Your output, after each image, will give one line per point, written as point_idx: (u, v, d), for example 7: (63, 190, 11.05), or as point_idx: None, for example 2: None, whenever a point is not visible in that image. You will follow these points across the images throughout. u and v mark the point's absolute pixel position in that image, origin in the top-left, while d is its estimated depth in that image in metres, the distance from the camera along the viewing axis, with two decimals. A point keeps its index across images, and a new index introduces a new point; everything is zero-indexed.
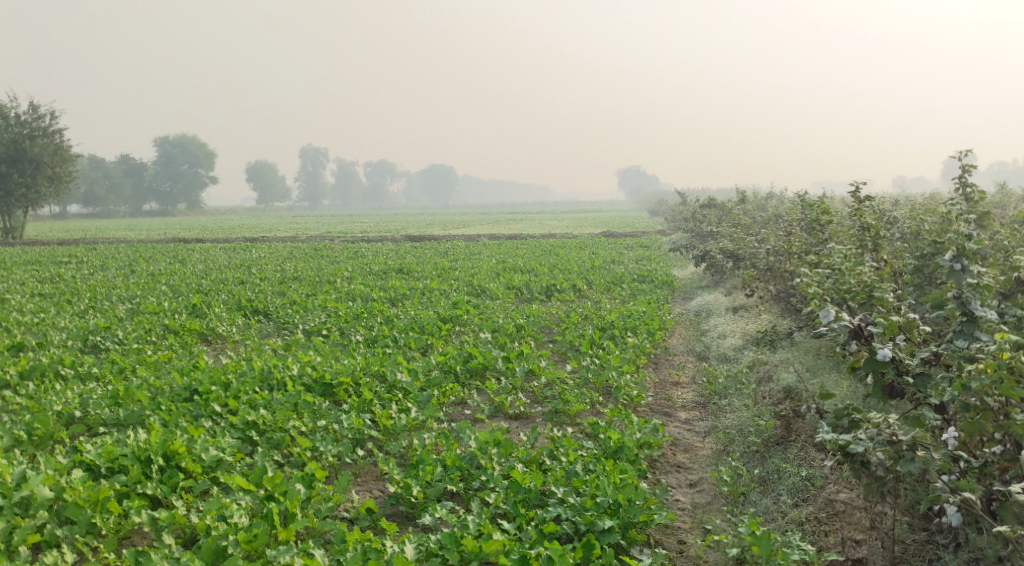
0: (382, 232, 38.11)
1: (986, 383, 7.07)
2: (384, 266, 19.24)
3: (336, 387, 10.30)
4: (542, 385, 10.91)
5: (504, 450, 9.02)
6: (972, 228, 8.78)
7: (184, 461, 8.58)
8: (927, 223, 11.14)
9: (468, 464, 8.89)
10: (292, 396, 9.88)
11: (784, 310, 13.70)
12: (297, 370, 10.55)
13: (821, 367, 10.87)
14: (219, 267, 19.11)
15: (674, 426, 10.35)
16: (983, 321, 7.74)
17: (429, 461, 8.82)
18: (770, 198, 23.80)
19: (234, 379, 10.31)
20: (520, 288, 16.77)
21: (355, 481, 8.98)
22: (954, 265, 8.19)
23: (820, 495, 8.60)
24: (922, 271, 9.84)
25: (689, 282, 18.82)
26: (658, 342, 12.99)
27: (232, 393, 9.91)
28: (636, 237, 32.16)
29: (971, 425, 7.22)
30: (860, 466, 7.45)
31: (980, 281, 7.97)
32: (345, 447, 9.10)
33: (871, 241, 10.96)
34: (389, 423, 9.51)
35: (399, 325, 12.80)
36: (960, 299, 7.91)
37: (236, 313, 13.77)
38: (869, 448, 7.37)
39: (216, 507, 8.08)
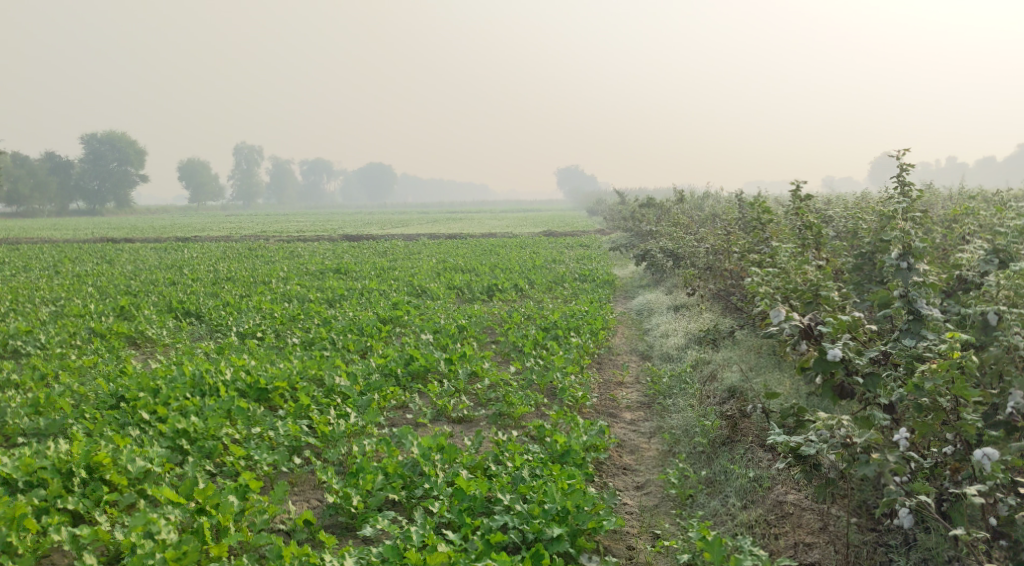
0: (319, 231, 37.71)
1: (940, 384, 7.12)
2: (321, 267, 19.00)
3: (271, 392, 10.09)
4: (485, 387, 10.82)
5: (448, 456, 8.93)
6: (913, 227, 8.87)
7: (108, 474, 8.34)
8: (867, 222, 11.30)
9: (411, 471, 8.76)
10: (226, 401, 9.62)
11: (725, 309, 13.83)
12: (230, 374, 10.30)
13: (763, 366, 10.97)
14: (149, 267, 18.69)
15: (620, 426, 10.39)
16: (930, 320, 7.76)
17: (370, 469, 8.67)
18: (707, 197, 24.07)
19: (163, 384, 10.00)
20: (461, 288, 16.68)
21: (293, 491, 8.82)
22: (900, 264, 8.27)
23: (769, 496, 8.62)
24: (863, 269, 9.96)
25: (629, 281, 18.92)
26: (600, 342, 13.00)
27: (162, 400, 9.62)
28: (574, 236, 32.32)
29: (923, 427, 7.32)
30: (811, 469, 7.72)
31: (925, 280, 8.02)
32: (283, 455, 8.92)
33: (813, 240, 11.06)
34: (328, 429, 9.33)
35: (338, 327, 12.61)
36: (906, 297, 7.84)
37: (168, 316, 13.43)
38: (822, 450, 7.43)
39: (142, 522, 7.80)
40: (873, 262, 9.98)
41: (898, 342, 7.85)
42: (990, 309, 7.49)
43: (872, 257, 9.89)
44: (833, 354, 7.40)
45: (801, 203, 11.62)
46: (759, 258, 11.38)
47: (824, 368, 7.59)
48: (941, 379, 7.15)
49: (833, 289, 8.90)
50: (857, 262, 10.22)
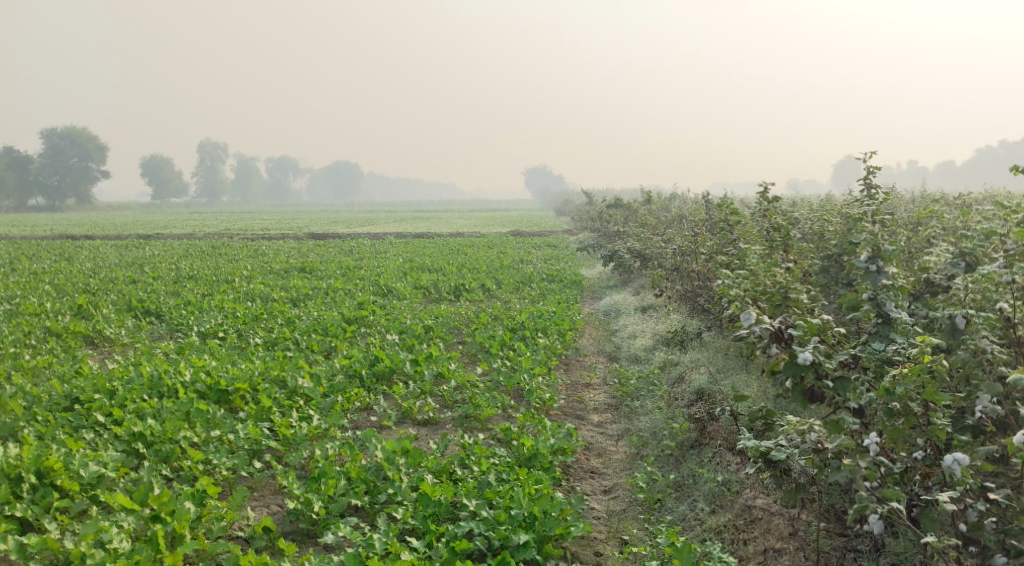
0: (284, 230, 37.43)
1: (910, 389, 7.16)
2: (286, 265, 18.82)
3: (232, 394, 9.92)
4: (451, 388, 10.76)
5: (413, 460, 8.86)
6: (881, 230, 8.91)
7: (58, 479, 8.17)
8: (833, 224, 11.36)
9: (374, 476, 8.67)
10: (185, 404, 9.45)
11: (691, 310, 13.86)
12: (190, 376, 10.14)
13: (731, 367, 11.01)
14: (109, 265, 18.41)
15: (587, 429, 10.37)
16: (899, 324, 7.91)
17: (332, 474, 8.56)
18: (674, 198, 24.17)
19: (120, 386, 9.83)
20: (428, 287, 16.60)
21: (252, 496, 8.69)
22: (869, 266, 8.12)
23: (737, 501, 8.61)
24: (830, 271, 10.01)
25: (597, 281, 18.93)
26: (568, 343, 12.97)
27: (117, 402, 9.45)
28: (541, 236, 32.33)
29: (895, 432, 7.31)
30: (780, 475, 7.73)
31: (894, 283, 8.01)
32: (242, 459, 8.80)
33: (781, 242, 11.09)
34: (290, 432, 9.24)
35: (302, 326, 12.48)
36: (875, 301, 8.02)
37: (127, 315, 13.22)
38: (792, 456, 7.52)
39: (92, 531, 7.66)
40: (841, 264, 10.03)
41: (867, 346, 7.93)
42: (958, 313, 7.55)
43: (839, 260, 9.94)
44: (804, 357, 7.25)
45: (770, 204, 11.66)
46: (727, 259, 11.40)
47: (795, 371, 7.38)
48: (912, 384, 7.19)
49: (802, 291, 8.91)
50: (824, 263, 10.27)
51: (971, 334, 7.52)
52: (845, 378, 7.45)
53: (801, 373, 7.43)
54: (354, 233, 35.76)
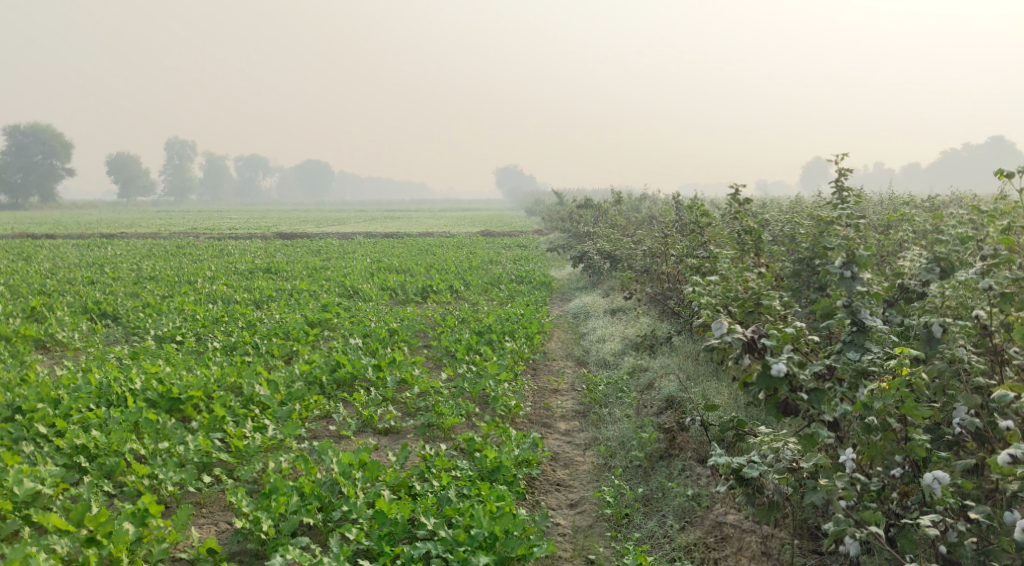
0: (252, 229, 37.09)
1: (890, 404, 7.07)
2: (250, 266, 18.60)
3: (184, 402, 9.71)
4: (415, 395, 10.61)
5: (369, 474, 8.67)
6: (853, 236, 8.82)
7: None
8: (803, 227, 11.30)
9: (329, 492, 8.44)
10: (133, 413, 9.21)
11: (661, 312, 13.80)
12: (141, 384, 9.90)
13: (701, 373, 10.93)
14: (67, 265, 18.11)
15: (554, 438, 10.26)
16: (874, 332, 7.75)
17: (284, 490, 8.33)
18: (643, 198, 24.14)
19: (65, 395, 9.59)
20: (395, 289, 16.43)
21: (200, 513, 8.52)
22: (844, 272, 8.03)
23: (707, 517, 8.53)
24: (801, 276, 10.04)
25: (566, 282, 18.84)
26: (535, 347, 12.86)
27: (62, 412, 9.23)
28: (512, 236, 32.22)
29: (870, 449, 7.29)
30: (753, 493, 7.63)
31: (869, 290, 7.95)
32: (190, 474, 8.58)
33: (753, 246, 11.01)
34: (241, 444, 9.02)
35: (263, 330, 12.26)
36: (849, 308, 7.92)
37: (83, 318, 12.96)
38: (764, 473, 7.46)
39: (21, 555, 7.40)
40: (813, 270, 10.04)
41: (842, 355, 7.76)
42: (935, 321, 7.47)
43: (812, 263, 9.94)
44: (778, 369, 7.13)
45: (740, 207, 11.59)
46: (696, 263, 11.30)
47: (768, 385, 7.28)
48: (891, 398, 7.10)
49: (774, 297, 8.82)
50: (795, 268, 10.20)
51: (947, 342, 7.50)
52: (819, 389, 7.33)
53: (774, 385, 7.30)
54: (322, 232, 35.48)
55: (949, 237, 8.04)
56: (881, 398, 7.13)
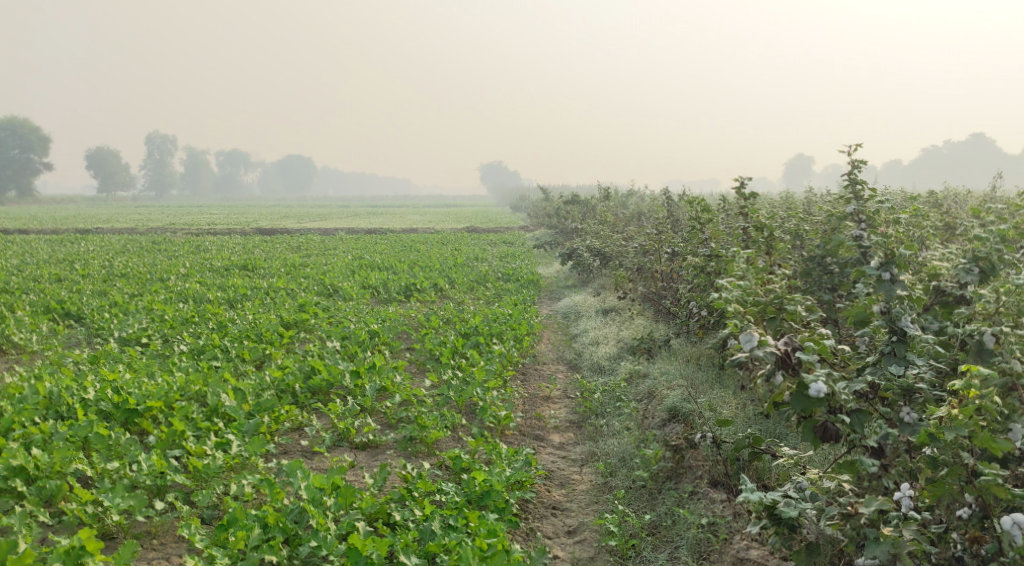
0: (232, 221, 36.78)
1: (963, 436, 6.56)
2: (227, 262, 18.25)
3: (141, 414, 9.32)
4: (396, 405, 10.31)
5: (343, 500, 8.30)
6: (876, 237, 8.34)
7: None
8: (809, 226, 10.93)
9: (295, 522, 8.06)
10: (83, 428, 8.85)
11: (656, 313, 13.49)
12: (94, 393, 9.50)
13: (706, 381, 10.59)
14: (37, 261, 17.81)
15: (547, 453, 9.95)
16: (917, 342, 7.36)
17: (244, 522, 7.98)
18: (631, 195, 23.87)
19: (11, 407, 9.15)
20: (377, 287, 16.07)
21: (152, 545, 8.10)
22: (882, 274, 7.76)
23: (727, 552, 8.11)
24: (812, 274, 10.04)
25: (554, 281, 18.52)
26: (525, 350, 12.54)
27: (5, 427, 8.81)
28: (497, 233, 31.86)
29: (939, 489, 6.82)
30: (789, 533, 7.08)
31: (909, 295, 7.62)
32: (139, 501, 8.17)
33: (765, 244, 10.58)
34: (201, 465, 8.60)
35: (233, 332, 11.85)
36: (889, 315, 7.52)
37: (44, 318, 12.56)
38: (801, 513, 6.98)
39: None
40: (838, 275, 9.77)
41: (883, 368, 7.41)
42: (987, 330, 7.08)
43: (842, 263, 9.80)
44: (816, 391, 6.76)
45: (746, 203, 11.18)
46: (700, 264, 10.89)
47: (805, 406, 6.89)
48: (964, 429, 6.62)
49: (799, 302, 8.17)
50: (806, 267, 10.17)
51: (1000, 353, 7.07)
52: (861, 411, 6.99)
53: (811, 407, 6.92)
54: (303, 228, 35.11)
55: (990, 235, 7.82)
56: (953, 429, 6.64)
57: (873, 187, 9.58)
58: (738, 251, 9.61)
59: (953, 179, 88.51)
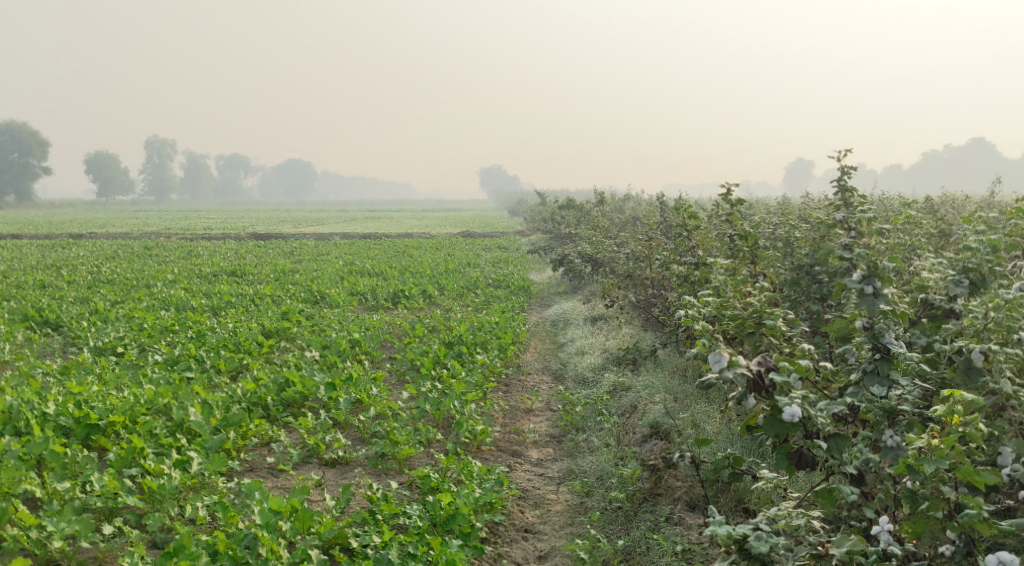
0: (230, 227, 36.67)
1: (944, 468, 6.45)
2: (217, 268, 18.16)
3: (103, 429, 9.22)
4: (370, 418, 10.19)
5: (300, 525, 8.15)
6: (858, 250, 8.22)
7: None
8: (797, 234, 10.80)
9: (246, 551, 7.88)
10: (37, 445, 8.63)
11: (644, 322, 13.39)
12: (55, 407, 9.35)
13: (689, 395, 10.47)
14: (26, 266, 17.72)
15: (524, 470, 9.80)
16: (901, 360, 7.13)
17: (191, 550, 7.76)
18: (628, 198, 23.84)
19: None
20: (366, 294, 15.97)
21: None
22: (865, 287, 7.54)
23: None
24: (799, 284, 9.94)
25: (546, 287, 18.40)
26: (509, 361, 12.45)
27: None
28: (493, 238, 31.72)
29: (918, 525, 6.66)
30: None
31: (894, 310, 7.40)
32: (85, 526, 7.99)
33: (750, 253, 10.46)
34: (155, 486, 8.42)
35: (211, 342, 11.73)
36: (872, 332, 7.29)
37: (21, 327, 12.45)
38: (772, 548, 6.57)
39: None
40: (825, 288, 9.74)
41: (864, 389, 7.13)
42: (976, 347, 6.94)
43: (830, 273, 9.63)
44: (790, 414, 6.65)
45: (732, 210, 11.05)
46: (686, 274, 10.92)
47: (778, 430, 6.80)
48: (944, 462, 6.49)
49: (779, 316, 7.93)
50: (793, 276, 10.12)
51: (989, 372, 6.96)
52: (839, 435, 6.83)
53: (784, 432, 6.82)
54: (299, 233, 34.95)
55: (980, 244, 7.69)
56: (933, 462, 6.50)
57: (862, 195, 9.45)
58: (720, 260, 9.47)
59: (953, 185, 88.39)
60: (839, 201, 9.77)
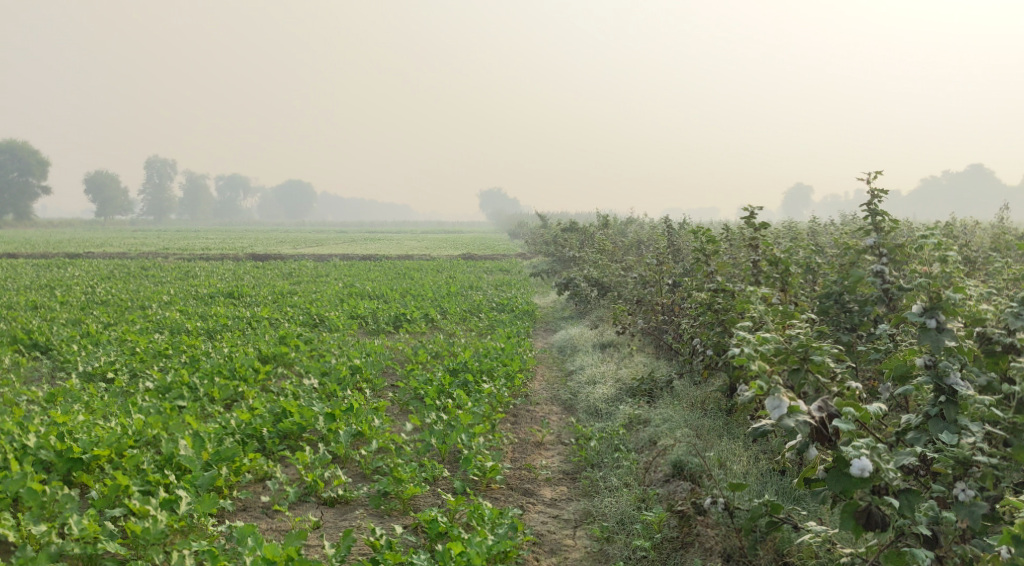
0: (225, 249, 36.56)
1: None
2: (213, 289, 17.96)
3: (87, 462, 8.97)
4: (372, 452, 9.96)
5: None
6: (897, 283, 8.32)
7: None
8: (821, 262, 10.67)
9: None
10: (14, 482, 8.39)
11: (657, 349, 13.21)
12: (36, 440, 9.08)
13: (712, 429, 10.24)
14: (18, 285, 17.53)
15: (537, 512, 9.52)
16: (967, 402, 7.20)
17: None
18: (631, 221, 23.61)
19: None
20: (366, 317, 15.77)
21: None
22: (927, 322, 7.53)
23: None
24: (830, 314, 9.79)
25: (550, 311, 18.21)
26: (517, 390, 12.23)
27: None
28: (493, 261, 31.55)
29: None
30: None
31: (959, 348, 7.40)
32: None
33: (780, 279, 10.37)
34: (140, 530, 8.16)
35: (205, 368, 11.50)
36: (935, 371, 7.40)
37: (8, 350, 12.21)
38: None
39: None
40: (856, 320, 9.60)
41: (934, 436, 7.25)
42: None
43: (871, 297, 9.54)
44: (859, 466, 6.68)
45: (756, 234, 10.91)
46: (707, 300, 10.73)
47: (844, 486, 6.79)
48: None
49: (825, 350, 7.68)
50: (822, 303, 9.97)
51: None
52: (909, 492, 6.85)
53: (848, 488, 6.80)
54: (295, 254, 34.79)
55: None
56: None
57: (893, 218, 9.51)
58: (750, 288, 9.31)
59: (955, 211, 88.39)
60: (869, 227, 9.64)
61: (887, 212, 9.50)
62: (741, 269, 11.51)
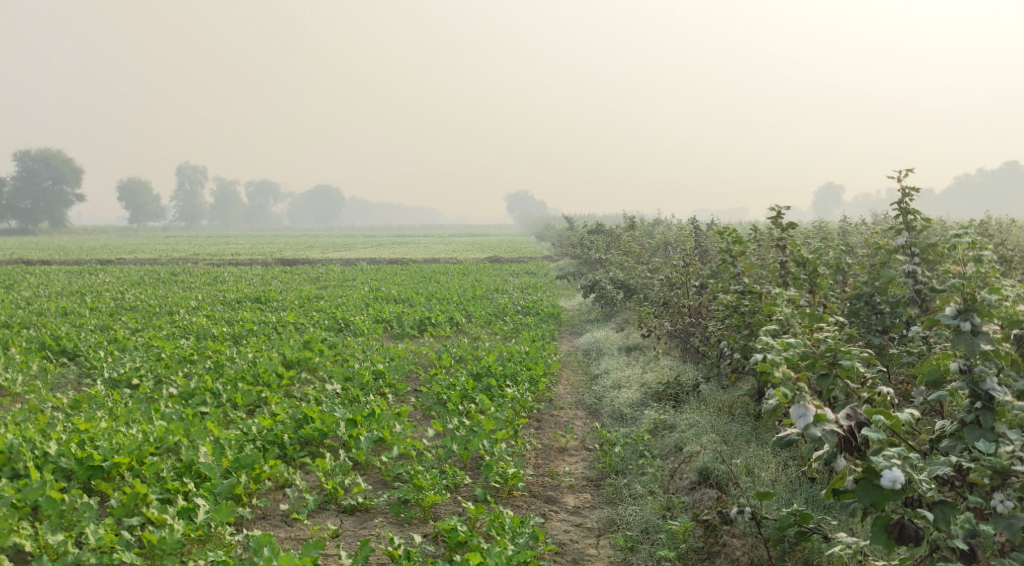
0: (256, 253, 36.81)
1: None
2: (241, 293, 18.06)
3: (107, 469, 9.02)
4: (393, 459, 9.93)
5: None
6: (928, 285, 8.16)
7: None
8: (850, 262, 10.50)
9: None
10: (34, 491, 8.46)
11: (683, 353, 13.08)
12: (57, 447, 9.15)
13: (738, 435, 10.12)
14: (48, 291, 17.74)
15: (559, 520, 9.44)
16: (1004, 409, 7.02)
17: None
18: (658, 223, 23.44)
19: None
20: (391, 321, 15.77)
21: None
22: (962, 325, 7.36)
23: None
24: (859, 317, 9.63)
25: (576, 314, 18.10)
26: (541, 395, 12.16)
27: None
28: (521, 263, 31.51)
29: None
30: None
31: (995, 351, 7.22)
32: None
33: (809, 280, 10.21)
34: (155, 539, 8.21)
35: (228, 374, 11.54)
36: (971, 378, 7.18)
37: (36, 356, 12.34)
38: None
39: None
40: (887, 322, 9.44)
41: (969, 443, 7.04)
42: None
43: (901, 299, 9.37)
44: (889, 478, 6.57)
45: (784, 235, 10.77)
46: (734, 302, 10.61)
47: (873, 498, 6.68)
48: None
49: (854, 354, 7.57)
50: (851, 305, 9.82)
51: None
52: (943, 503, 6.78)
53: (879, 500, 6.69)
54: (324, 257, 34.98)
55: None
56: None
57: (924, 217, 9.33)
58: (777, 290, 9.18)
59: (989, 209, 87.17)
60: (899, 227, 9.46)
61: (918, 211, 9.31)
62: (768, 270, 11.36)
